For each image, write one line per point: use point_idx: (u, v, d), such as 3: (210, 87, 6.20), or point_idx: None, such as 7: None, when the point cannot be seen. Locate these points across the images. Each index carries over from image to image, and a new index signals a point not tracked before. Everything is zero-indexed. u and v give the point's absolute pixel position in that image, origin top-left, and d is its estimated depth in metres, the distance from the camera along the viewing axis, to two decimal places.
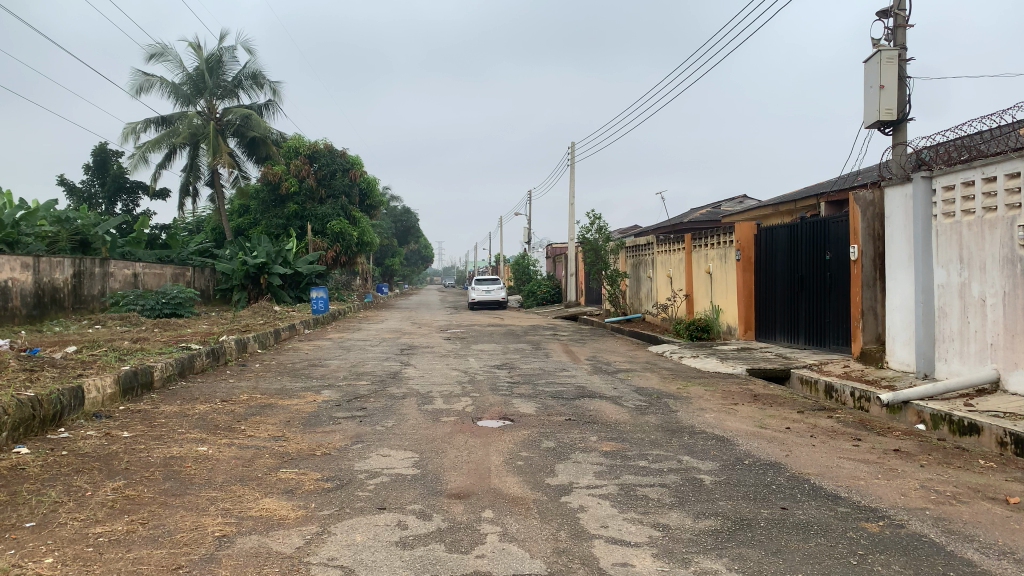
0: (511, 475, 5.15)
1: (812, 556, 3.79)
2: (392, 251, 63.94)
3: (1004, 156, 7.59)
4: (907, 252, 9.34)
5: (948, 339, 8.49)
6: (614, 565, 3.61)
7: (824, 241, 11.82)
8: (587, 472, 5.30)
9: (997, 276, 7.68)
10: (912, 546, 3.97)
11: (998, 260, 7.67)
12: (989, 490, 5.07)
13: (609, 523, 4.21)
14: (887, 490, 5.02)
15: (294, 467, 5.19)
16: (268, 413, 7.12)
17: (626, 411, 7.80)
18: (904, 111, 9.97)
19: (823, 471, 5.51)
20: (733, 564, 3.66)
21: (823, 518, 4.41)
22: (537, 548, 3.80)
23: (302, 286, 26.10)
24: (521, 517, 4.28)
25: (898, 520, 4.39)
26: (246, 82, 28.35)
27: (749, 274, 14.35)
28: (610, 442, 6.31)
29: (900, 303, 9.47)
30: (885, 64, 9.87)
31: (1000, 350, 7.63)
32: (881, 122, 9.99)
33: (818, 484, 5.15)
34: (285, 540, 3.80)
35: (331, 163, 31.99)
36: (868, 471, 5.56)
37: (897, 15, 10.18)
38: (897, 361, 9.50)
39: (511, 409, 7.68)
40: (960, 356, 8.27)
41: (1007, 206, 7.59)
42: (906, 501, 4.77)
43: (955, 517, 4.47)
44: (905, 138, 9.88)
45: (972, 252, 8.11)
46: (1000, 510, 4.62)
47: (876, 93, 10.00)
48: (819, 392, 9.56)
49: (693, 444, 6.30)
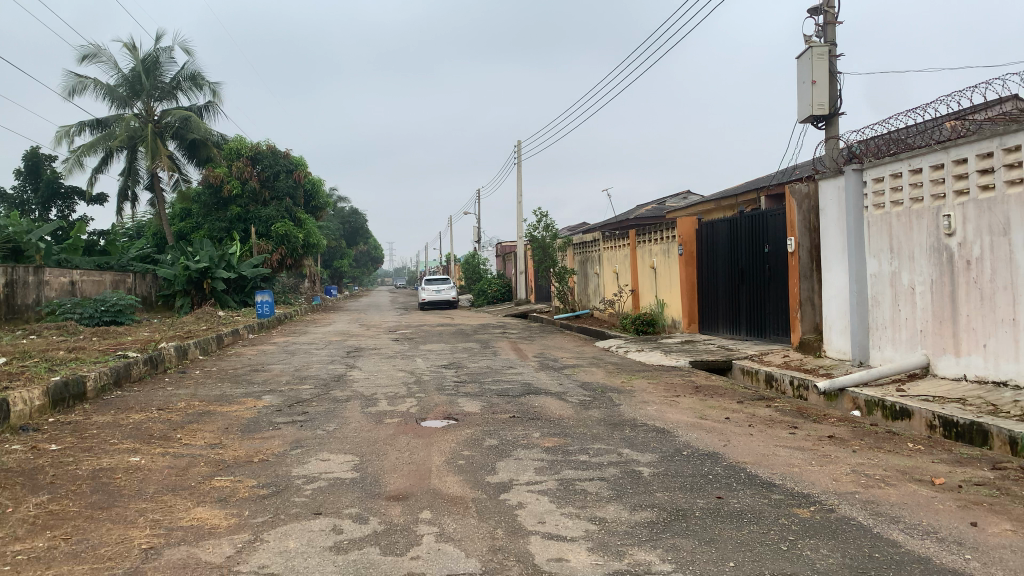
0: (451, 475, 5.14)
1: (743, 543, 3.85)
2: (340, 253, 62.98)
3: (929, 148, 7.87)
4: (841, 242, 9.58)
5: (881, 327, 8.74)
6: (549, 560, 3.62)
7: (763, 234, 12.05)
8: (528, 469, 5.31)
9: (925, 265, 7.95)
10: (840, 529, 4.07)
11: (926, 250, 7.94)
12: (917, 473, 5.22)
13: (546, 519, 4.22)
14: (819, 476, 5.14)
15: (230, 475, 5.10)
16: (205, 421, 6.98)
17: (569, 406, 7.84)
18: (836, 105, 10.19)
19: (759, 459, 5.62)
20: (666, 554, 3.70)
21: (755, 505, 4.49)
22: (473, 546, 3.79)
23: (248, 291, 25.68)
24: (459, 516, 4.26)
25: (829, 505, 4.49)
26: (185, 83, 27.77)
27: (692, 267, 14.51)
28: (553, 438, 6.33)
29: (835, 293, 9.71)
30: (817, 60, 10.10)
31: (929, 337, 7.91)
32: (814, 116, 10.22)
33: (753, 472, 5.25)
34: (216, 549, 3.73)
35: (275, 165, 31.52)
36: (802, 457, 5.68)
37: (827, 12, 10.41)
38: (834, 350, 9.74)
39: (455, 409, 7.66)
40: (892, 343, 8.52)
41: (932, 196, 7.86)
42: (837, 486, 4.89)
43: (882, 499, 4.60)
44: (837, 132, 10.12)
45: (901, 242, 8.35)
46: (926, 492, 4.77)
47: (809, 88, 10.21)
48: (760, 382, 9.75)
49: (635, 437, 6.35)
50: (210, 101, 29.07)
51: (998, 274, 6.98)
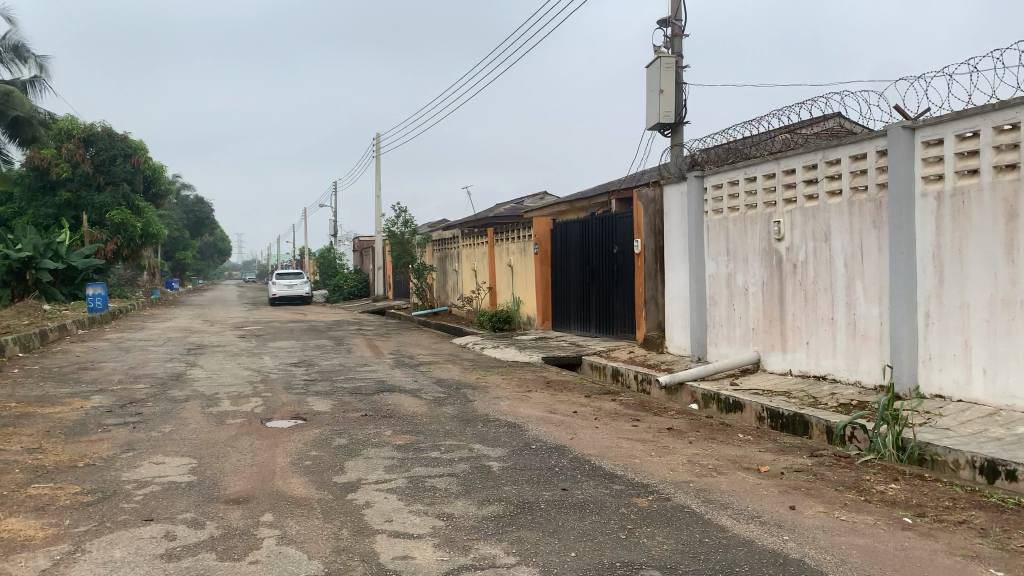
0: (297, 475, 4.99)
1: (585, 533, 3.98)
2: (184, 244, 59.71)
3: (762, 158, 8.44)
4: (683, 245, 10.10)
5: (718, 325, 9.29)
6: (394, 558, 3.59)
7: (613, 235, 12.50)
8: (377, 468, 5.24)
9: (757, 267, 8.52)
10: (675, 516, 4.29)
11: (758, 253, 8.52)
12: (745, 461, 5.59)
13: (393, 517, 4.18)
14: (658, 466, 5.39)
15: (49, 482, 4.71)
16: (22, 424, 6.40)
17: (422, 403, 7.81)
18: (681, 114, 10.72)
19: (603, 452, 5.82)
20: (511, 547, 3.76)
21: (598, 496, 4.66)
22: (316, 548, 3.69)
23: (77, 283, 23.83)
24: (303, 517, 4.14)
25: (665, 493, 4.72)
26: (6, 55, 25.37)
27: (546, 266, 14.84)
28: (404, 435, 6.28)
29: (677, 293, 10.22)
30: (665, 70, 10.60)
31: (760, 334, 8.49)
32: (661, 123, 10.71)
33: (597, 464, 5.44)
34: (28, 562, 3.43)
35: (111, 148, 29.43)
36: (643, 449, 5.94)
37: (674, 24, 10.94)
38: (675, 346, 10.25)
39: (303, 408, 7.44)
40: (727, 340, 9.08)
41: (764, 204, 8.45)
42: (674, 475, 5.15)
43: (714, 487, 4.89)
44: (682, 139, 10.65)
45: (736, 246, 8.92)
46: (752, 479, 5.11)
47: (657, 96, 10.68)
48: (607, 376, 10.11)
49: (485, 432, 6.42)
50: (36, 76, 26.72)
51: (819, 277, 7.61)
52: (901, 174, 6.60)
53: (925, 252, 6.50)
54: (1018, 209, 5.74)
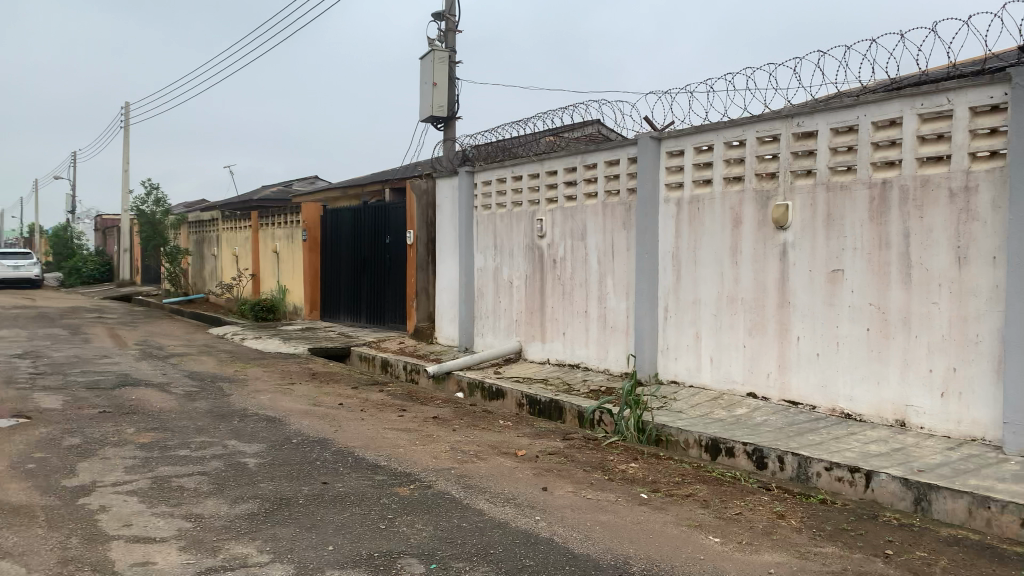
0: (16, 482, 4.42)
1: (343, 526, 3.92)
2: None
3: (527, 158, 8.83)
4: (452, 238, 10.28)
5: (484, 316, 9.58)
6: (131, 566, 3.30)
7: (385, 225, 12.42)
8: (116, 469, 4.79)
9: (521, 261, 8.89)
10: (435, 504, 4.36)
11: (522, 248, 8.89)
12: (505, 447, 5.82)
13: (132, 521, 3.85)
14: (421, 455, 5.45)
15: None
16: None
17: (172, 398, 7.26)
18: (454, 109, 10.87)
19: (367, 443, 5.77)
20: (265, 545, 3.61)
21: (359, 488, 4.61)
22: (37, 561, 3.30)
23: None
24: (21, 528, 3.68)
25: (427, 482, 4.78)
26: None
27: (315, 254, 14.43)
28: (149, 433, 5.80)
29: (446, 285, 10.39)
30: (438, 64, 10.71)
31: (522, 326, 8.88)
32: (433, 116, 10.79)
33: (360, 455, 5.38)
34: None
35: None
36: (407, 439, 5.97)
37: (449, 20, 11.08)
38: (444, 337, 10.42)
39: (28, 405, 6.61)
40: (493, 331, 9.39)
41: (529, 201, 8.84)
42: (436, 464, 5.23)
43: (474, 473, 5.03)
44: (453, 134, 10.81)
45: (502, 240, 9.24)
46: (510, 464, 5.33)
47: (430, 89, 10.76)
48: (375, 367, 10.03)
49: (243, 427, 6.10)
50: None
51: (576, 272, 8.10)
52: (648, 180, 7.21)
53: (666, 253, 7.16)
54: (741, 217, 6.50)
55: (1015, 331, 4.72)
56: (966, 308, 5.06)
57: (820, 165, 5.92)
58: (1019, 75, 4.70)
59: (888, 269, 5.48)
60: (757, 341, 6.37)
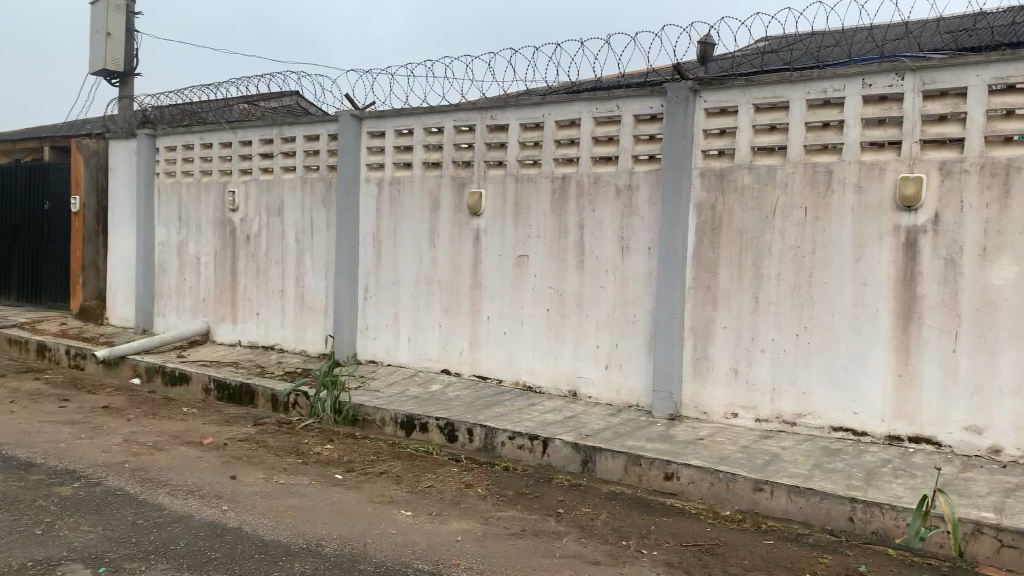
0: None
1: None
2: None
3: (219, 126, 8.27)
4: (129, 208, 9.28)
5: (166, 295, 8.81)
6: None
7: (43, 189, 10.82)
8: None
9: (210, 236, 8.32)
10: (105, 502, 3.94)
11: (211, 222, 8.33)
12: (189, 435, 5.43)
13: None
14: (87, 449, 4.89)
15: None
16: None
17: None
18: (132, 65, 9.76)
19: (18, 439, 5.04)
20: None
21: (8, 490, 4.02)
22: None
23: None
24: None
25: (95, 479, 4.31)
26: None
27: None
28: None
29: (121, 260, 9.38)
30: (113, 13, 9.60)
31: (211, 305, 8.34)
32: (107, 71, 9.59)
33: (9, 454, 4.68)
34: None
35: None
36: (70, 432, 5.32)
37: None
38: (117, 317, 9.42)
39: None
40: (176, 311, 8.69)
41: (220, 172, 8.30)
42: (106, 458, 4.73)
43: (152, 466, 4.63)
44: (131, 92, 9.74)
45: (189, 213, 8.56)
46: (195, 453, 4.99)
47: (103, 40, 9.58)
48: (30, 352, 8.76)
49: None
50: None
51: (271, 250, 7.79)
52: (348, 159, 7.15)
53: (365, 233, 7.16)
54: (438, 201, 6.72)
55: (665, 312, 5.47)
56: (627, 292, 5.74)
57: (510, 156, 6.32)
58: (673, 90, 5.42)
59: (566, 256, 6.02)
60: (452, 321, 6.65)
